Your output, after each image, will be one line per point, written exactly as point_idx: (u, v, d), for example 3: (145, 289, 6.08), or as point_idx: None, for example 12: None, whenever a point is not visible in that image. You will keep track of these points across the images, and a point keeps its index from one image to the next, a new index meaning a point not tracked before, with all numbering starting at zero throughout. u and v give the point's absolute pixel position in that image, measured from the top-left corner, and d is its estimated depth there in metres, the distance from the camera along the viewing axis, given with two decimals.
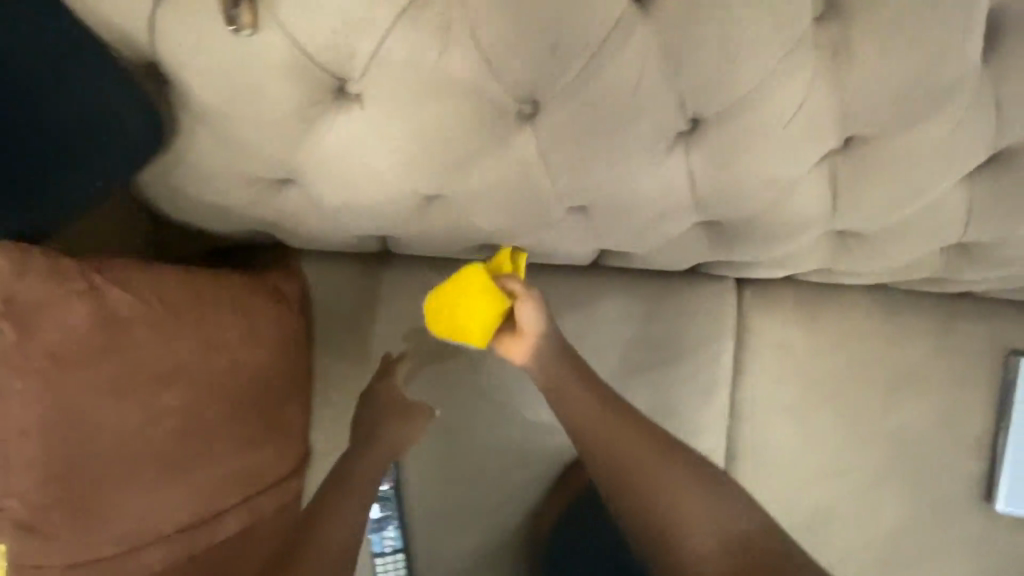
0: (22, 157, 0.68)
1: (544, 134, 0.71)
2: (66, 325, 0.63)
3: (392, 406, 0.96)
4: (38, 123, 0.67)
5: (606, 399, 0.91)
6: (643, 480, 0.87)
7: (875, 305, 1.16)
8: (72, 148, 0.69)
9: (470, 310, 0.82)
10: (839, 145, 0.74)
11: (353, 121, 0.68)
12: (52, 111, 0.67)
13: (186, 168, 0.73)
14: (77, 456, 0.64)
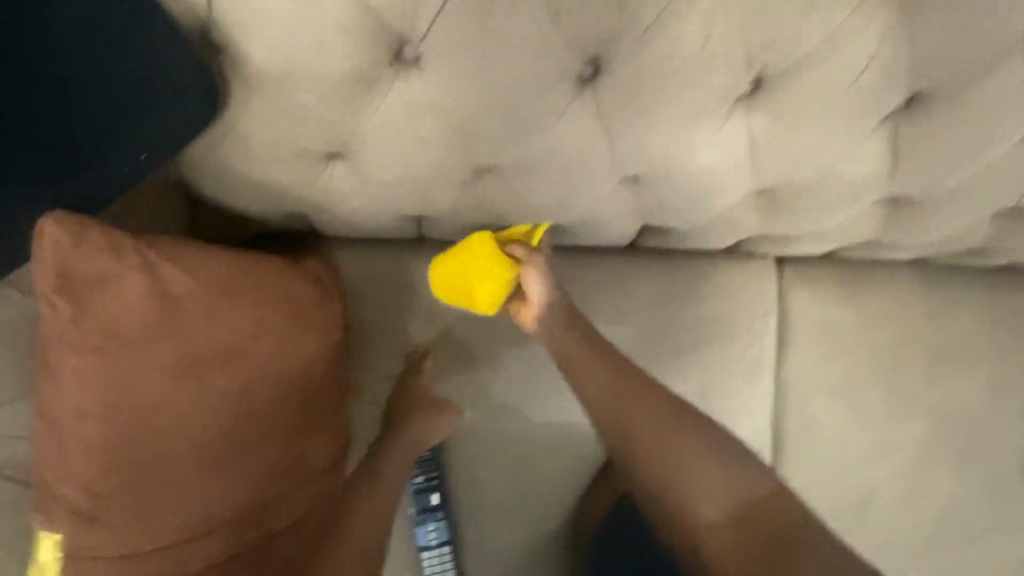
0: (61, 130, 0.64)
1: (604, 98, 0.69)
2: (118, 303, 0.64)
3: (424, 408, 0.91)
4: (82, 95, 0.64)
5: (621, 368, 0.90)
6: (656, 447, 0.85)
7: (918, 280, 1.14)
8: (112, 124, 0.66)
9: (472, 275, 0.89)
10: (903, 103, 0.72)
11: (409, 87, 0.66)
12: (101, 84, 0.64)
13: (237, 139, 0.71)
14: (131, 434, 0.66)
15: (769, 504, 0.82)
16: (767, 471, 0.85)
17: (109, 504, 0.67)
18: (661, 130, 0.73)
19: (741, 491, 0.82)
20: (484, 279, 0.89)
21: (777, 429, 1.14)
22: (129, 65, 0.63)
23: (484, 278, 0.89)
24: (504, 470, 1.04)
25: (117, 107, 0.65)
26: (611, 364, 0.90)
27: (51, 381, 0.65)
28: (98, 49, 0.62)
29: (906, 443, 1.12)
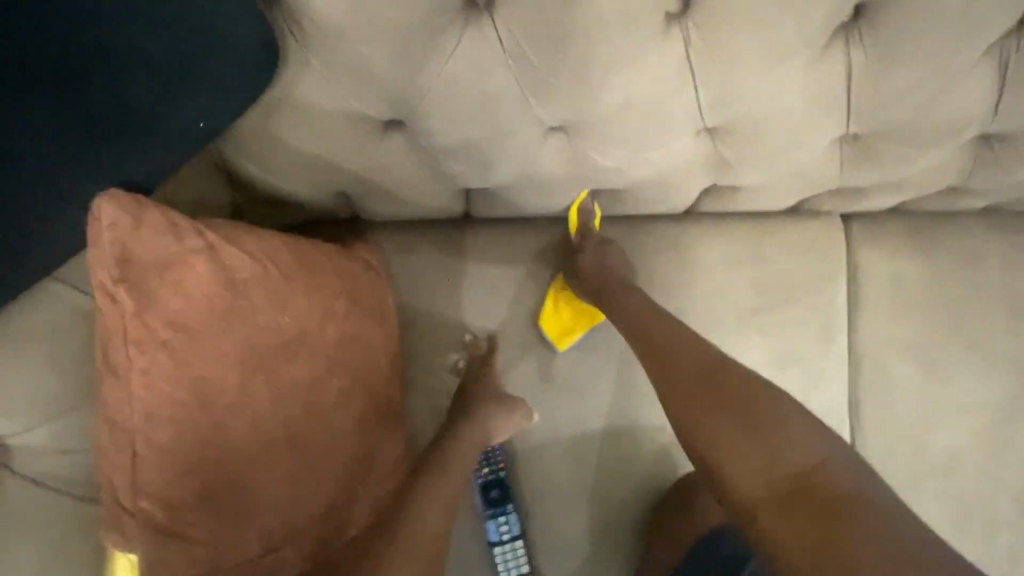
0: (101, 93, 0.55)
1: (693, 36, 0.62)
2: (184, 290, 0.57)
3: (494, 400, 0.88)
4: (128, 52, 0.55)
5: (665, 329, 0.85)
6: (688, 403, 0.75)
7: (991, 230, 1.08)
8: (161, 90, 0.57)
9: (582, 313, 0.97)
10: (1017, 24, 0.65)
11: (482, 35, 0.59)
12: (148, 39, 0.54)
13: (289, 113, 0.65)
14: (206, 439, 0.59)
15: (812, 477, 0.66)
16: (825, 437, 0.70)
17: (189, 519, 0.60)
18: (753, 70, 0.66)
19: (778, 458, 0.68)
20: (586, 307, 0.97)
21: (853, 394, 1.08)
22: (147, 42, 0.55)
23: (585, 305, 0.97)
24: (573, 455, 0.96)
25: (144, 95, 0.57)
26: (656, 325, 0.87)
27: (111, 385, 0.56)
28: (104, 29, 0.53)
29: (989, 401, 1.06)
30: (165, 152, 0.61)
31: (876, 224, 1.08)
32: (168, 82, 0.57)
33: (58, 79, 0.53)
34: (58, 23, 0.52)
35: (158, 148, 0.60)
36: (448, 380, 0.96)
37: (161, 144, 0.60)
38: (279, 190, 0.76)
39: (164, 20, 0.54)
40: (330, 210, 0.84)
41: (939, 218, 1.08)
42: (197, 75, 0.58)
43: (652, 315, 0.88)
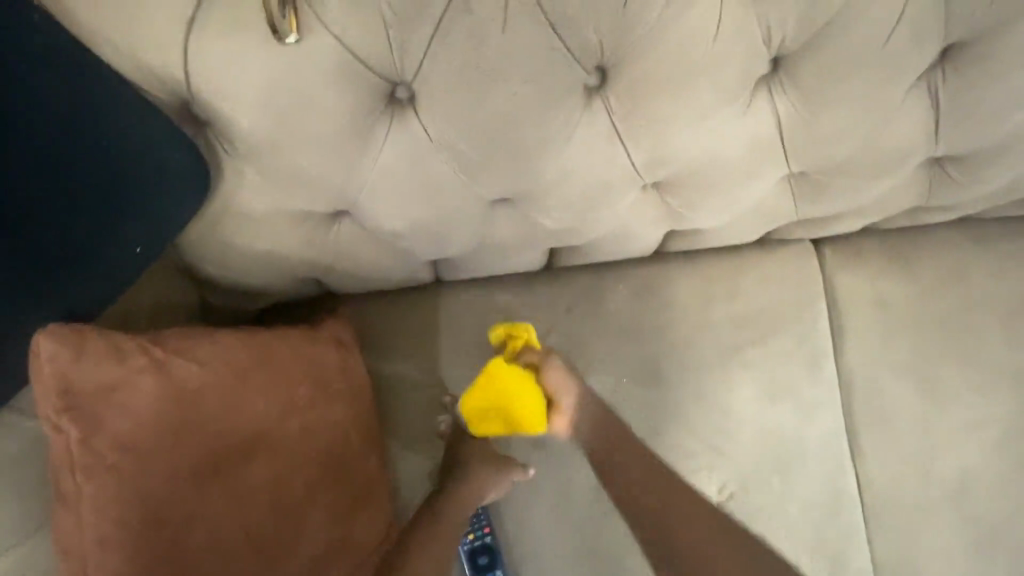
0: (68, 185, 0.56)
1: (616, 108, 0.63)
2: (131, 410, 0.58)
3: (489, 461, 0.85)
4: (100, 145, 0.56)
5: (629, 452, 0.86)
6: (659, 521, 0.80)
7: (966, 241, 1.06)
8: (120, 200, 0.59)
9: (518, 388, 0.81)
10: (937, 57, 0.66)
11: (407, 130, 0.61)
12: (120, 143, 0.57)
13: (241, 212, 0.66)
14: (164, 557, 0.59)
15: None
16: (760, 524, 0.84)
17: None
18: (682, 129, 0.66)
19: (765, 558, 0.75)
20: (528, 389, 0.82)
21: (850, 423, 1.04)
22: (109, 150, 0.57)
23: (528, 393, 0.81)
24: (562, 514, 0.94)
25: (98, 212, 0.59)
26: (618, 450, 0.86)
27: (65, 512, 0.58)
28: (78, 123, 0.55)
29: (994, 416, 1.02)
30: (145, 241, 0.63)
31: (849, 247, 1.07)
32: (139, 168, 0.59)
33: (22, 164, 0.54)
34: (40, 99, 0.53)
35: (129, 244, 0.62)
36: (434, 443, 0.94)
37: (142, 230, 0.62)
38: (239, 283, 0.78)
39: (128, 132, 0.56)
40: (299, 292, 0.86)
41: (910, 234, 1.07)
42: (142, 187, 0.60)
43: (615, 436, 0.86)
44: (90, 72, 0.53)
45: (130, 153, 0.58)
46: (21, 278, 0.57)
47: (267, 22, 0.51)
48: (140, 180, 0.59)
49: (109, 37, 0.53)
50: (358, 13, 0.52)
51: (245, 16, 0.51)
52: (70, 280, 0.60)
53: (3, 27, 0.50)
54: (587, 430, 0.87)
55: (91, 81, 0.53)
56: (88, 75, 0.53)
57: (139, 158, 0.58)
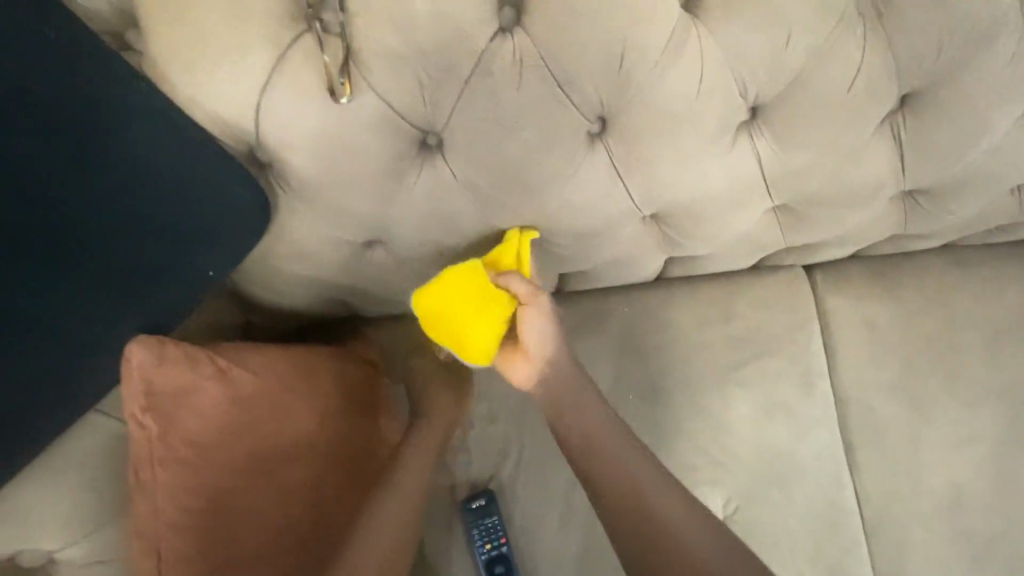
0: (107, 209, 0.63)
1: (615, 149, 0.73)
2: (200, 411, 0.67)
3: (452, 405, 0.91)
4: (142, 173, 0.63)
5: (578, 401, 0.87)
6: (644, 526, 0.79)
7: (947, 265, 1.14)
8: (181, 225, 0.68)
9: (484, 322, 0.81)
10: (897, 104, 0.75)
11: (436, 169, 0.71)
12: (157, 170, 0.64)
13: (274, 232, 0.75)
14: (224, 536, 0.67)
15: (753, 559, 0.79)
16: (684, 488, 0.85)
17: None
18: (674, 167, 0.76)
19: (694, 503, 0.82)
20: (495, 325, 0.82)
21: (846, 438, 1.10)
22: (168, 181, 0.65)
23: (493, 330, 0.82)
24: (573, 526, 0.99)
25: (154, 235, 0.66)
26: (606, 457, 0.84)
27: (140, 501, 0.65)
28: (140, 160, 0.63)
29: (981, 432, 1.08)
30: (144, 245, 0.66)
31: (838, 271, 1.15)
32: (138, 175, 0.63)
33: (65, 192, 0.60)
34: (92, 136, 0.60)
35: (202, 269, 0.71)
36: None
37: (140, 234, 0.65)
38: (281, 303, 0.87)
39: (188, 169, 0.65)
40: (330, 315, 0.95)
41: (895, 259, 1.15)
42: (196, 212, 0.68)
43: (603, 444, 0.85)
44: (152, 118, 0.62)
45: (168, 177, 0.65)
46: (23, 292, 0.60)
47: (325, 86, 0.61)
48: (140, 187, 0.64)
49: (190, 98, 0.62)
50: (398, 76, 0.62)
51: (306, 81, 0.61)
52: (70, 291, 0.63)
53: (105, 92, 0.60)
54: (546, 376, 0.88)
55: (161, 129, 0.62)
56: (154, 123, 0.62)
57: (135, 164, 0.63)
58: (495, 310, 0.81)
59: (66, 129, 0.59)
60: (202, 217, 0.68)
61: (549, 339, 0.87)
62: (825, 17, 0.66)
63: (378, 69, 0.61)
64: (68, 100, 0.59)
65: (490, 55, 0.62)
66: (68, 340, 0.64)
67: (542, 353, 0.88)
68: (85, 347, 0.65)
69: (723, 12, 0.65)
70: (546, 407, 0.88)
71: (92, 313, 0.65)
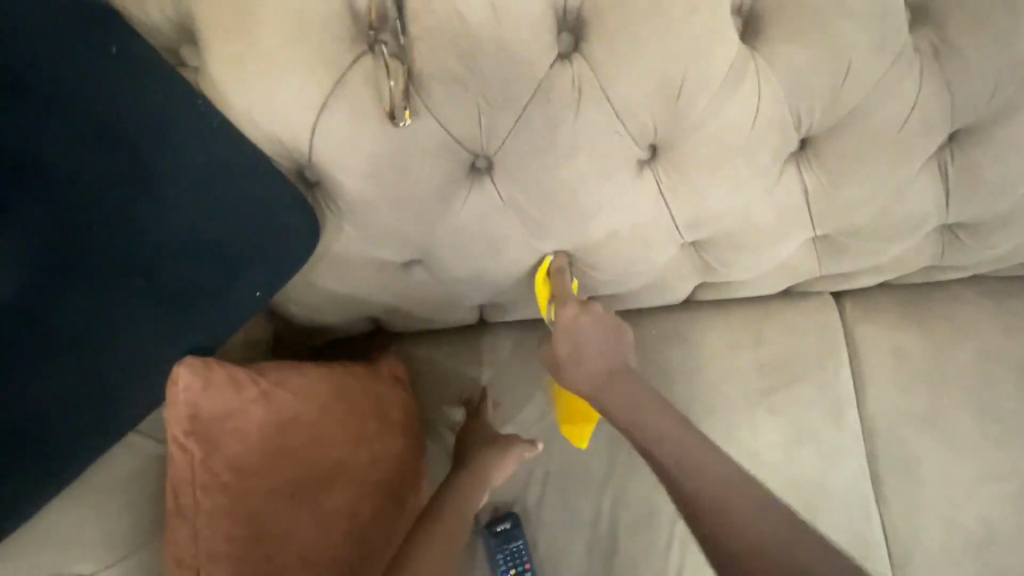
0: (116, 210, 0.60)
1: (664, 176, 0.73)
2: (241, 434, 0.65)
3: (486, 443, 0.89)
4: (155, 174, 0.61)
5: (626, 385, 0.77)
6: (726, 494, 0.65)
7: (976, 297, 1.14)
8: (207, 229, 0.65)
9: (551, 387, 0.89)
10: (946, 140, 0.75)
11: (485, 192, 0.70)
12: (169, 170, 0.61)
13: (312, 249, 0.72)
14: (265, 565, 0.65)
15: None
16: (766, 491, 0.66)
17: None
18: (720, 197, 0.75)
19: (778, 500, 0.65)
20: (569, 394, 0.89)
21: (873, 469, 1.09)
22: (190, 183, 0.62)
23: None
24: (599, 554, 0.96)
25: (175, 238, 0.64)
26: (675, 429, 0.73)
27: (180, 528, 0.63)
28: (160, 161, 0.61)
29: (1008, 465, 1.07)
30: (143, 244, 0.62)
31: (866, 300, 1.15)
32: (143, 173, 0.60)
33: (72, 194, 0.57)
34: (99, 135, 0.58)
35: (248, 288, 0.71)
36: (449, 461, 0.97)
37: (138, 229, 0.62)
38: (315, 319, 0.85)
39: (216, 172, 0.63)
40: (358, 331, 0.93)
41: (923, 290, 1.15)
42: (223, 214, 0.65)
43: (667, 425, 0.73)
44: (170, 116, 0.60)
45: (192, 179, 0.62)
46: (28, 298, 0.57)
47: (384, 109, 0.60)
48: (140, 182, 0.61)
49: (246, 116, 0.62)
50: (457, 100, 0.62)
51: (364, 102, 0.61)
52: (56, 290, 0.58)
53: (156, 100, 0.59)
54: (593, 357, 0.78)
55: (191, 133, 0.61)
56: (176, 124, 0.60)
57: (136, 160, 0.60)
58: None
59: (76, 128, 0.57)
60: (202, 215, 0.64)
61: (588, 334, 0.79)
62: (885, 53, 0.66)
63: (438, 92, 0.61)
64: (80, 99, 0.57)
65: (550, 82, 0.62)
66: (53, 344, 0.59)
67: (581, 348, 0.79)
68: (71, 355, 0.60)
69: (781, 45, 0.64)
70: (602, 365, 0.78)
71: (79, 315, 0.60)
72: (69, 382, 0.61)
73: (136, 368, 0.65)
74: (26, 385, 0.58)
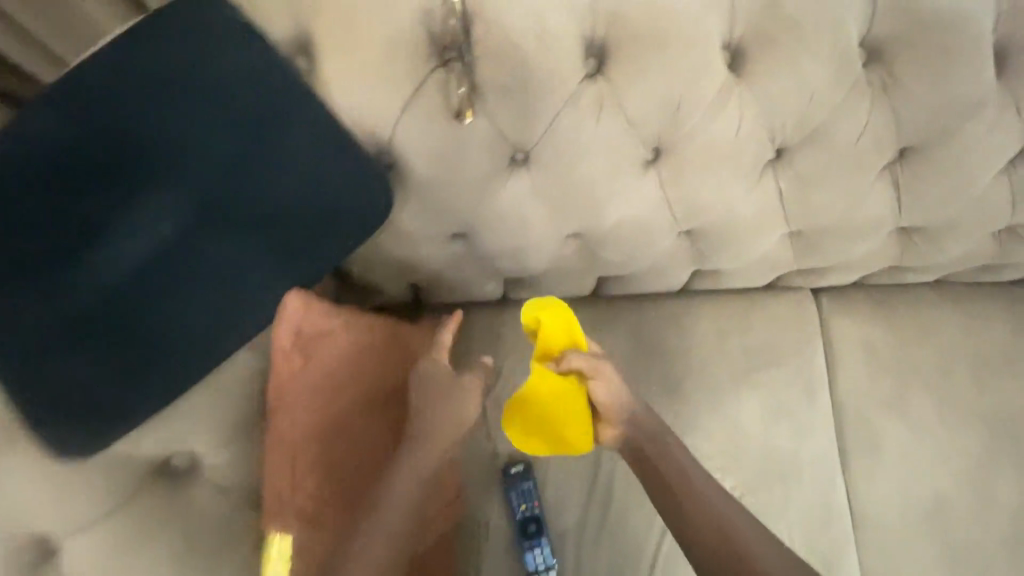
0: (154, 180, 0.74)
1: (665, 174, 0.90)
2: (332, 351, 0.86)
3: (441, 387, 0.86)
4: (202, 151, 0.76)
5: (658, 450, 0.92)
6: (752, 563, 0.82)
7: (939, 298, 1.30)
8: (259, 197, 0.81)
9: (561, 397, 0.88)
10: (896, 155, 0.92)
11: (521, 179, 0.88)
12: (218, 147, 0.77)
13: (387, 214, 0.88)
14: (338, 451, 0.86)
15: None
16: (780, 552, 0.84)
17: (323, 508, 0.85)
18: (710, 192, 0.92)
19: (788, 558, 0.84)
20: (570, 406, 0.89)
21: (841, 443, 1.24)
22: (237, 158, 0.78)
23: (570, 412, 0.89)
24: (597, 497, 1.12)
25: (217, 204, 0.78)
26: (702, 488, 0.90)
27: (281, 417, 0.83)
28: (212, 140, 0.77)
29: (962, 448, 1.22)
30: (180, 205, 0.76)
31: (842, 298, 1.31)
32: (190, 151, 0.76)
33: (120, 170, 0.73)
34: (150, 123, 0.74)
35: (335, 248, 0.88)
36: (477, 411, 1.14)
37: (150, 187, 0.74)
38: (373, 280, 1.04)
39: (268, 150, 0.79)
40: (403, 295, 1.11)
41: (893, 290, 1.31)
42: (272, 185, 0.81)
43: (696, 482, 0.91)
44: (226, 107, 0.77)
45: (247, 155, 0.79)
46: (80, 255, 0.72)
47: (451, 109, 0.80)
48: (187, 158, 0.76)
49: (343, 110, 0.81)
50: (505, 105, 0.80)
51: (436, 104, 0.80)
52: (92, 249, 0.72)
53: (282, 90, 0.78)
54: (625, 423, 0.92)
55: (281, 117, 0.79)
56: (239, 111, 0.77)
57: (183, 140, 0.75)
58: (561, 387, 0.87)
59: (141, 119, 0.74)
60: (247, 188, 0.80)
61: (623, 400, 0.91)
62: (842, 83, 0.83)
63: (492, 98, 0.79)
64: (142, 95, 0.74)
65: (577, 96, 0.81)
66: (80, 312, 0.72)
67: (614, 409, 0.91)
68: (111, 307, 0.74)
69: (759, 75, 0.82)
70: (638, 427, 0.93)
71: (107, 274, 0.73)
72: (120, 323, 0.75)
73: (181, 307, 0.78)
74: (86, 328, 0.73)
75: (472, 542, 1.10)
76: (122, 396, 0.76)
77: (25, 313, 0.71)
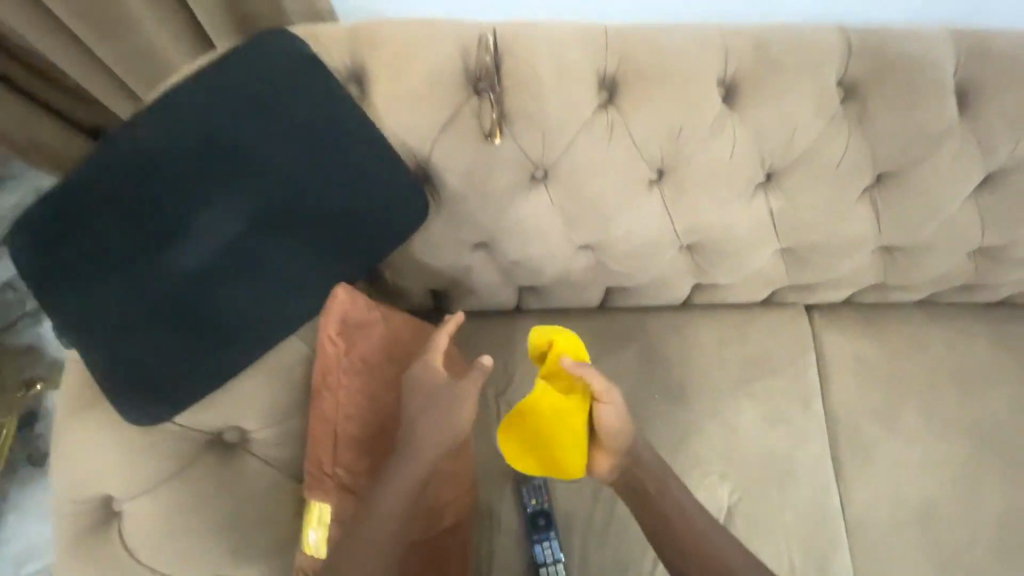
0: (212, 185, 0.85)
1: (668, 192, 1.01)
2: (371, 340, 0.94)
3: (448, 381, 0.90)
4: (252, 160, 0.87)
5: (661, 490, 0.97)
6: None
7: (923, 317, 1.40)
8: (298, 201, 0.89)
9: (563, 418, 0.86)
10: (874, 180, 1.03)
11: (540, 193, 1.00)
12: (267, 156, 0.87)
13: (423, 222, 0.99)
14: (372, 432, 0.94)
15: None
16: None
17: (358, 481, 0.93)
18: (708, 209, 1.03)
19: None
20: (569, 429, 0.87)
21: (834, 450, 1.31)
22: (282, 165, 0.87)
23: (569, 432, 0.87)
24: (603, 494, 1.19)
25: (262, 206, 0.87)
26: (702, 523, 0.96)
27: (325, 397, 0.92)
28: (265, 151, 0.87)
29: (949, 458, 1.29)
30: (232, 207, 0.86)
31: (833, 314, 1.41)
32: (243, 160, 0.86)
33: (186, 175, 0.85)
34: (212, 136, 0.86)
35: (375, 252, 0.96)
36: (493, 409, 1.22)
37: (209, 191, 0.85)
38: (402, 283, 1.14)
39: (313, 159, 0.88)
40: (427, 300, 1.22)
41: (880, 308, 1.41)
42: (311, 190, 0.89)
43: (698, 521, 0.97)
44: (276, 122, 0.87)
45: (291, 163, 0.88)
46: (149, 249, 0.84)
47: (483, 130, 0.92)
48: (240, 166, 0.86)
49: (388, 129, 0.93)
50: (529, 129, 0.92)
51: (469, 126, 0.92)
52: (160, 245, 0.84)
53: (339, 111, 0.90)
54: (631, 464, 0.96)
55: (333, 132, 0.89)
56: (290, 127, 0.88)
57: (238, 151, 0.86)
58: (568, 406, 0.86)
59: (205, 132, 0.85)
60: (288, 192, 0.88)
61: (623, 432, 0.91)
62: (822, 116, 0.96)
63: (517, 122, 0.92)
64: (208, 113, 0.86)
65: (591, 122, 0.93)
66: (146, 296, 0.83)
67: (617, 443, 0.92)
68: (170, 294, 0.84)
69: (749, 108, 0.95)
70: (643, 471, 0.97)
71: (170, 266, 0.84)
72: (177, 308, 0.84)
73: (227, 297, 0.86)
74: (149, 312, 0.83)
75: (485, 533, 1.17)
76: (175, 375, 0.85)
77: (102, 297, 0.83)
